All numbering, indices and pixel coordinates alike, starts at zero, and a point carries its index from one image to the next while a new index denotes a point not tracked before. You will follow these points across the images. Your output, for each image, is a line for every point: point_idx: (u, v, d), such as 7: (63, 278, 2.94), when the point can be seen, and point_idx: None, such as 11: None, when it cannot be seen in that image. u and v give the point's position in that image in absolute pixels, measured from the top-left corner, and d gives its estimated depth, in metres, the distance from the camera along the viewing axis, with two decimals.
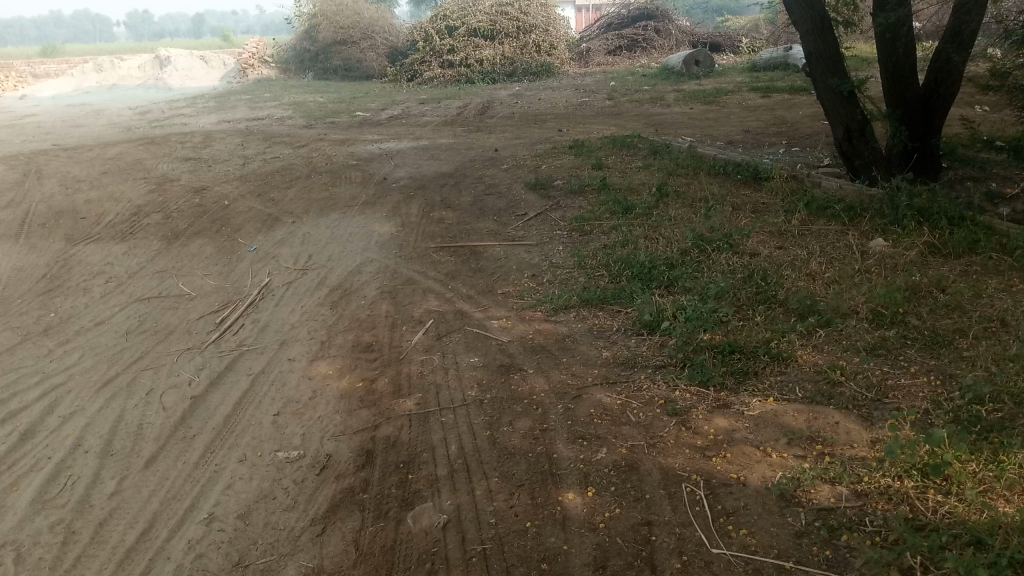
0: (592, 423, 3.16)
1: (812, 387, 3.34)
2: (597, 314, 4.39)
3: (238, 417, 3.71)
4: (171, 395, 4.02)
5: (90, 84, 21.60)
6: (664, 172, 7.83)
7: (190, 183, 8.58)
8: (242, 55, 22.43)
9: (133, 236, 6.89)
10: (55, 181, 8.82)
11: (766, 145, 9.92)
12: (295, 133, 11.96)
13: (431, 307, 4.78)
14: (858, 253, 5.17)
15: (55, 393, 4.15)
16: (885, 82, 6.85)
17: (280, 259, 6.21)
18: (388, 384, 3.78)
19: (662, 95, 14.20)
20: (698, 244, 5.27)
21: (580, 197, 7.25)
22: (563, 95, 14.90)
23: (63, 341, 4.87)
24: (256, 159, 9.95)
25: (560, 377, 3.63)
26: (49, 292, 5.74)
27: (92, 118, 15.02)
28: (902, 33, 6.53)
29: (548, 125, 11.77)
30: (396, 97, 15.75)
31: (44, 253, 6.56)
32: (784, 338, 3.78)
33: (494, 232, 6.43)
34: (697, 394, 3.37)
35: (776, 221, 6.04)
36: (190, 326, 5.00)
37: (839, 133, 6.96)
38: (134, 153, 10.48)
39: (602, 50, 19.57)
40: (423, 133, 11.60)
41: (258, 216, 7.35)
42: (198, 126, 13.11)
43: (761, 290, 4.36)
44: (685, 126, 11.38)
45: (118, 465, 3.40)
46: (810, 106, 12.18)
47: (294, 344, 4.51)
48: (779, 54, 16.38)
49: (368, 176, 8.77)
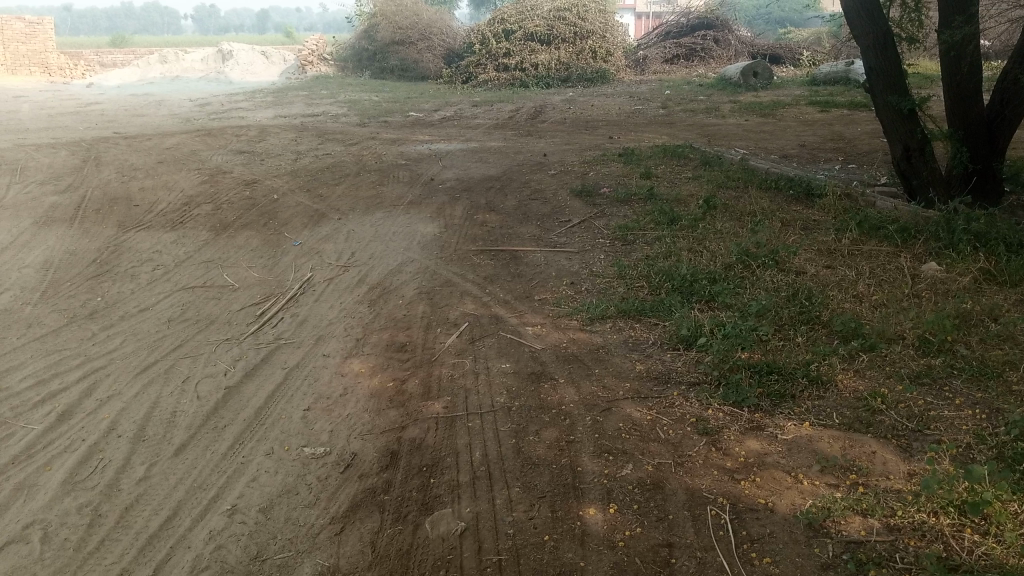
0: (620, 438, 3.11)
1: (850, 414, 3.23)
2: (634, 325, 4.33)
3: (269, 410, 3.75)
4: (206, 384, 4.07)
5: (154, 74, 22.17)
6: (713, 184, 7.71)
7: (242, 175, 8.72)
8: (302, 51, 22.83)
9: (183, 225, 7.03)
10: (112, 168, 9.05)
11: (820, 160, 9.72)
12: (348, 130, 12.11)
13: (468, 310, 4.77)
14: (908, 276, 5.04)
15: (95, 376, 4.24)
16: (949, 102, 6.63)
17: (323, 255, 6.27)
18: (417, 386, 3.77)
19: (717, 105, 14.04)
20: (743, 259, 5.17)
21: (626, 206, 7.19)
22: (617, 101, 14.83)
23: (107, 325, 4.97)
24: (307, 154, 10.10)
25: (590, 389, 3.58)
26: (98, 277, 5.87)
27: (153, 108, 15.40)
28: (968, 52, 6.35)
29: (599, 132, 11.72)
30: (449, 99, 15.84)
31: (96, 238, 6.72)
32: (824, 361, 3.68)
33: (537, 237, 6.40)
34: (731, 414, 3.29)
35: (826, 240, 5.90)
36: (231, 316, 5.07)
37: (897, 152, 6.78)
38: (190, 144, 10.72)
39: (659, 59, 19.42)
40: (474, 135, 11.63)
41: (305, 211, 7.44)
42: (254, 120, 13.35)
43: (804, 310, 4.25)
44: (739, 137, 11.22)
45: (149, 451, 3.45)
46: (869, 123, 11.92)
47: (330, 340, 4.54)
48: (839, 68, 16.09)
49: (416, 176, 8.83)
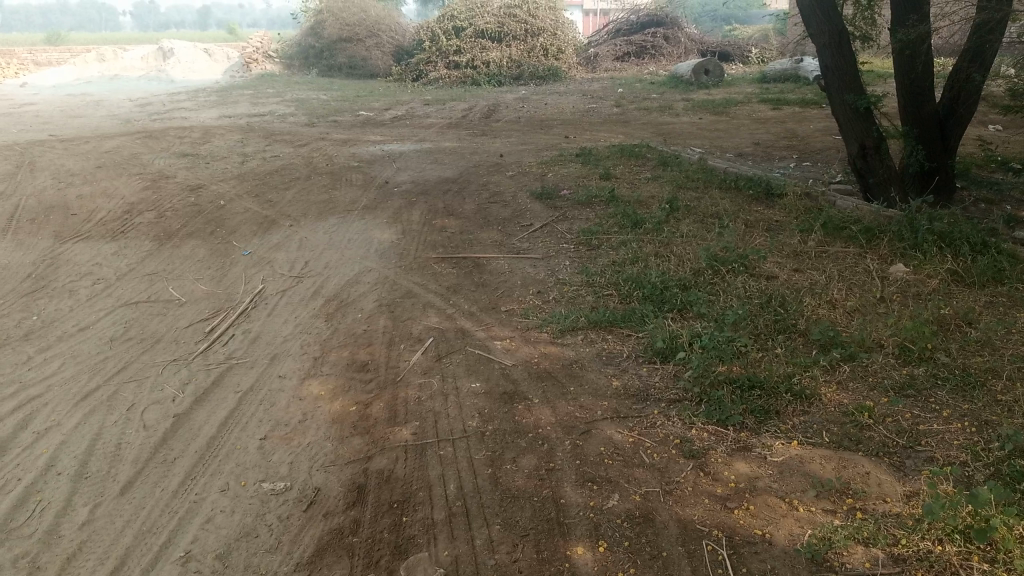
0: (603, 464, 2.93)
1: (838, 431, 3.11)
2: (607, 338, 4.17)
3: (223, 439, 3.49)
4: (153, 412, 3.79)
5: (91, 73, 21.39)
6: (673, 184, 7.61)
7: (187, 180, 8.35)
8: (247, 49, 22.29)
9: (124, 235, 6.66)
10: (47, 174, 8.59)
11: (776, 159, 9.71)
12: (297, 131, 11.76)
13: (431, 324, 4.56)
14: (877, 279, 4.97)
15: (30, 405, 3.91)
16: (902, 99, 6.60)
17: (275, 265, 5.99)
18: (383, 410, 3.54)
19: (671, 103, 14.00)
20: (712, 264, 5.05)
21: (587, 208, 7.03)
22: (570, 99, 14.72)
23: (43, 347, 4.63)
24: (255, 156, 9.74)
25: (567, 409, 3.39)
26: (33, 293, 5.50)
27: (92, 109, 14.81)
28: (923, 50, 6.34)
29: (554, 131, 11.56)
30: (400, 98, 15.53)
31: (31, 251, 6.33)
32: (806, 373, 3.56)
33: (499, 243, 6.21)
34: (715, 433, 3.13)
35: (792, 242, 5.82)
36: (178, 334, 4.77)
37: (853, 151, 6.72)
38: (131, 147, 10.27)
39: (610, 56, 19.36)
40: (427, 135, 11.38)
41: (254, 218, 7.13)
42: (198, 121, 12.90)
43: (780, 318, 4.13)
44: (694, 136, 11.16)
45: (92, 490, 3.17)
46: (822, 120, 11.97)
47: (285, 359, 4.28)
48: (788, 66, 16.20)
49: (369, 179, 8.56)
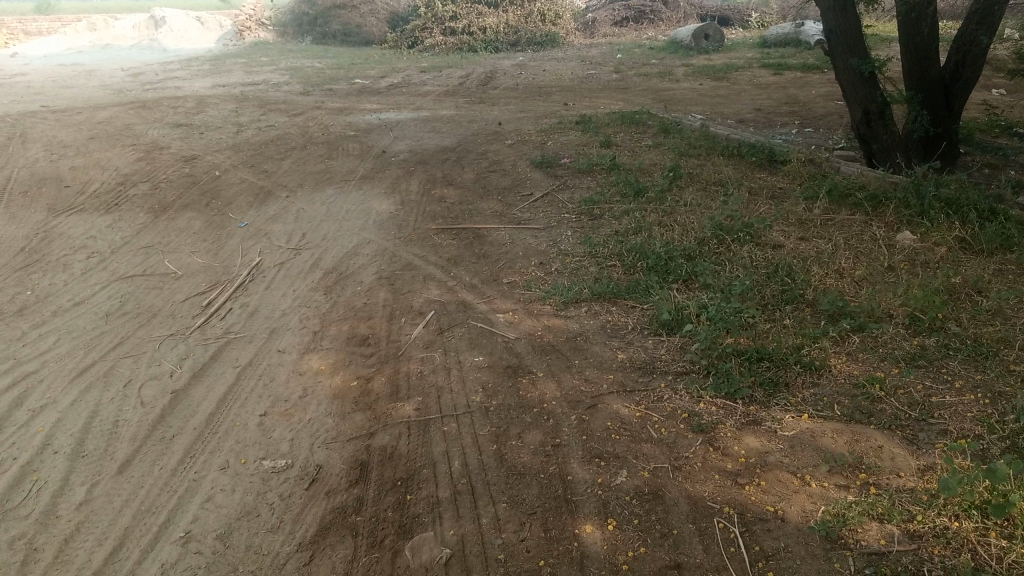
0: (610, 440, 2.87)
1: (849, 404, 3.05)
2: (611, 310, 4.10)
3: (222, 416, 3.43)
4: (150, 388, 3.72)
5: (82, 42, 21.07)
6: (675, 152, 7.50)
7: (181, 151, 8.21)
8: (240, 17, 22.01)
9: (118, 207, 6.56)
10: (39, 146, 8.46)
11: (778, 125, 9.57)
12: (292, 100, 11.59)
13: (432, 297, 4.48)
14: (884, 247, 4.88)
15: (25, 382, 3.84)
16: (905, 61, 6.43)
17: (273, 237, 5.90)
18: (384, 385, 3.48)
19: (671, 69, 13.79)
20: (717, 233, 4.96)
21: (588, 177, 6.93)
22: (569, 66, 14.52)
23: (37, 323, 4.55)
24: (250, 126, 9.60)
25: (572, 383, 3.33)
26: (26, 267, 5.42)
27: (83, 79, 14.60)
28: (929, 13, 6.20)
29: (552, 98, 11.39)
30: (396, 65, 15.31)
31: (24, 224, 6.23)
32: (815, 345, 3.49)
33: (499, 213, 6.11)
34: (724, 407, 3.08)
35: (797, 209, 5.72)
36: (175, 308, 4.70)
37: (857, 116, 6.59)
38: (124, 117, 10.12)
39: (608, 21, 19.03)
40: (424, 103, 11.22)
41: (250, 189, 7.01)
42: (192, 90, 12.71)
43: (787, 288, 4.06)
44: (695, 102, 11.00)
45: (89, 469, 3.11)
46: (824, 85, 11.80)
47: (284, 333, 4.21)
48: (789, 31, 15.94)
49: (366, 148, 8.42)
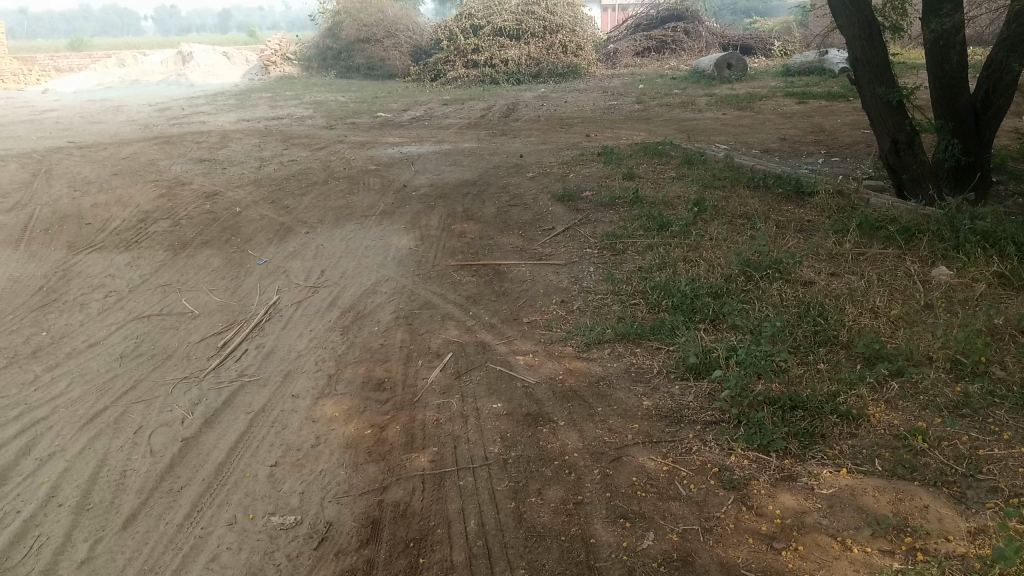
0: (635, 498, 2.73)
1: (890, 457, 2.87)
2: (635, 352, 3.95)
3: (232, 466, 3.31)
4: (160, 436, 3.62)
5: (112, 78, 21.43)
6: (699, 184, 7.35)
7: (203, 187, 8.21)
8: (266, 52, 22.33)
9: (138, 245, 6.53)
10: (63, 182, 8.49)
11: (804, 155, 9.41)
12: (314, 134, 11.62)
13: (450, 337, 4.35)
14: (920, 283, 4.69)
15: (34, 429, 3.76)
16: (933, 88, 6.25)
17: (291, 274, 5.82)
18: (399, 434, 3.35)
19: (694, 99, 13.69)
20: (745, 269, 4.81)
21: (611, 210, 6.80)
22: (591, 97, 14.47)
23: (51, 365, 4.48)
24: (273, 161, 9.61)
25: (595, 433, 3.18)
26: (44, 307, 5.38)
27: (111, 114, 14.78)
28: (958, 41, 6.04)
29: (575, 129, 11.32)
30: (418, 98, 15.36)
31: (43, 262, 6.21)
32: (851, 392, 3.31)
33: (519, 248, 6.00)
34: (757, 460, 2.91)
35: (827, 243, 5.55)
36: (190, 350, 4.61)
37: (885, 145, 6.42)
38: (148, 153, 10.18)
39: (630, 51, 19.11)
40: (445, 136, 11.19)
41: (270, 225, 6.96)
42: (217, 125, 12.80)
43: (820, 329, 3.89)
44: (719, 132, 10.87)
45: (93, 524, 3.00)
46: (850, 114, 11.63)
47: (299, 376, 4.10)
48: (812, 59, 15.82)
49: (387, 182, 8.37)
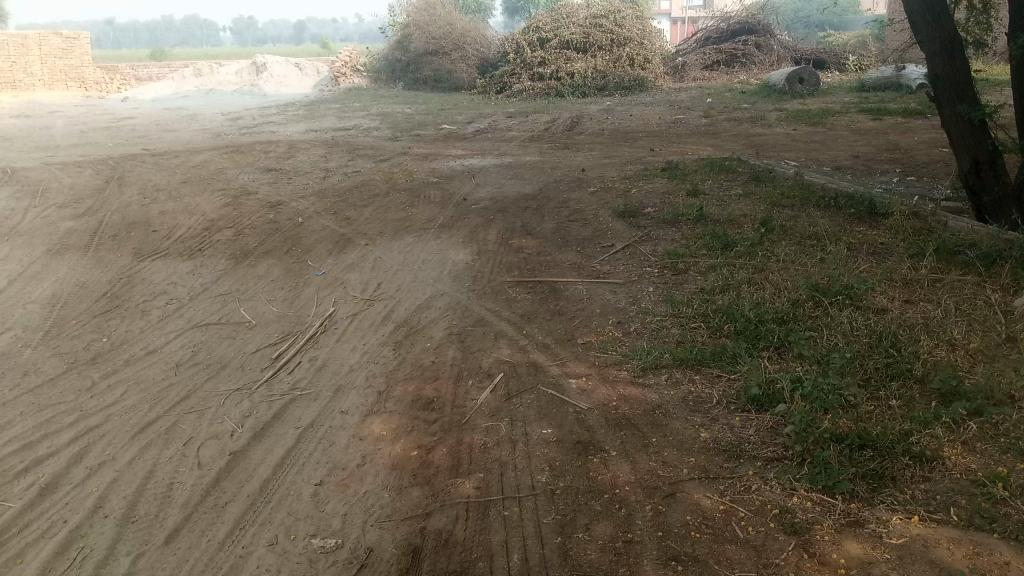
0: (689, 539, 2.61)
1: (968, 506, 2.67)
2: (693, 379, 3.79)
3: (277, 483, 3.28)
4: (209, 448, 3.61)
5: (189, 87, 22.07)
6: (766, 202, 7.11)
7: (267, 197, 8.31)
8: (336, 63, 22.73)
9: (201, 253, 6.63)
10: (135, 189, 8.71)
11: (877, 173, 9.06)
12: (379, 145, 11.72)
13: (502, 357, 4.26)
14: (1002, 314, 4.40)
15: (87, 437, 3.80)
16: (1017, 108, 5.92)
17: (348, 286, 5.83)
18: (445, 457, 3.27)
19: (763, 114, 13.37)
20: (813, 294, 4.59)
21: (673, 228, 6.63)
22: (657, 110, 14.28)
23: (109, 372, 4.55)
24: (337, 171, 9.70)
25: (648, 465, 3.05)
26: (107, 313, 5.48)
27: (185, 123, 15.20)
28: None
29: (639, 144, 11.16)
30: (483, 110, 15.39)
31: (110, 268, 6.35)
32: (925, 431, 3.10)
33: (577, 265, 5.88)
34: (821, 503, 2.74)
35: (900, 268, 5.29)
36: (244, 360, 4.62)
37: (964, 165, 6.09)
38: (218, 162, 10.40)
39: (698, 65, 18.83)
40: (508, 149, 11.15)
41: (330, 236, 7.00)
42: (285, 135, 13.04)
43: (892, 362, 3.67)
44: (788, 148, 10.57)
45: (136, 538, 3.00)
46: (928, 131, 11.18)
47: (350, 392, 4.06)
48: (889, 74, 15.32)
49: (448, 195, 8.35)
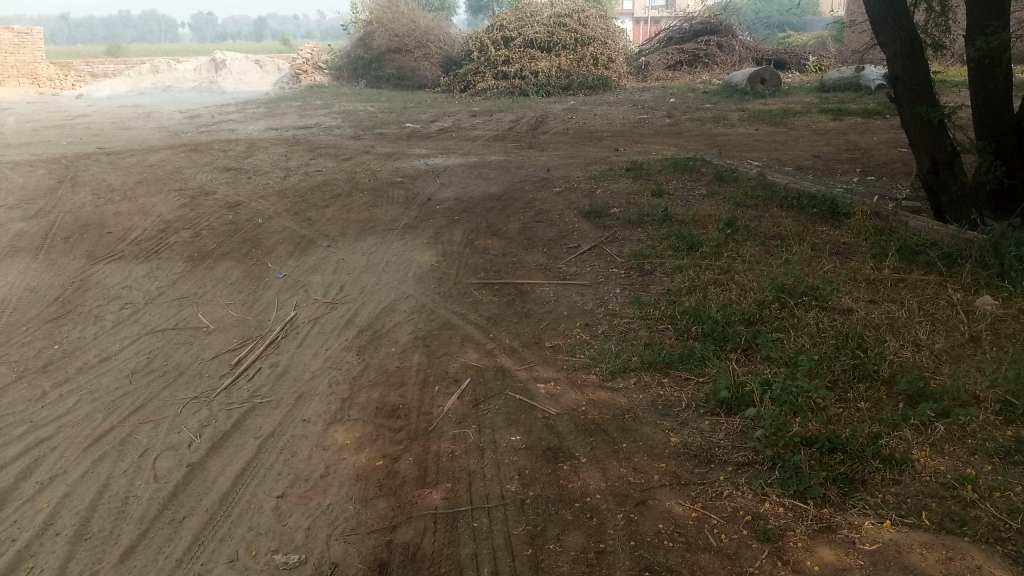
0: (662, 548, 2.57)
1: (939, 509, 2.66)
2: (662, 382, 3.76)
3: (237, 496, 3.17)
4: (165, 460, 3.48)
5: (145, 84, 21.61)
6: (730, 202, 7.13)
7: (227, 197, 8.13)
8: (297, 60, 22.43)
9: (158, 256, 6.45)
10: (88, 190, 8.46)
11: (838, 173, 9.15)
12: (342, 144, 11.56)
13: (468, 361, 4.19)
14: (964, 314, 4.43)
15: (37, 450, 3.65)
16: (974, 108, 5.98)
17: (309, 289, 5.71)
18: (411, 466, 3.19)
19: (726, 114, 13.46)
20: (778, 295, 4.59)
21: (639, 228, 6.62)
22: (621, 110, 14.31)
23: (60, 381, 4.38)
24: (298, 171, 9.53)
25: (619, 472, 3.01)
26: (59, 319, 5.30)
27: (141, 121, 14.85)
28: (1003, 60, 5.76)
29: (603, 143, 11.16)
30: (447, 109, 15.28)
31: (62, 272, 6.15)
32: (894, 433, 3.10)
33: (544, 267, 5.83)
34: (793, 508, 2.72)
35: (864, 268, 5.32)
36: (202, 367, 4.49)
37: (923, 166, 6.15)
38: (175, 161, 10.16)
39: (661, 65, 18.93)
40: (472, 148, 11.06)
41: (292, 237, 6.86)
42: (245, 133, 12.81)
43: (859, 363, 3.67)
44: (750, 148, 10.65)
45: (89, 557, 2.88)
46: (887, 132, 11.34)
47: (312, 399, 3.95)
48: (848, 75, 15.52)
49: (412, 195, 8.25)
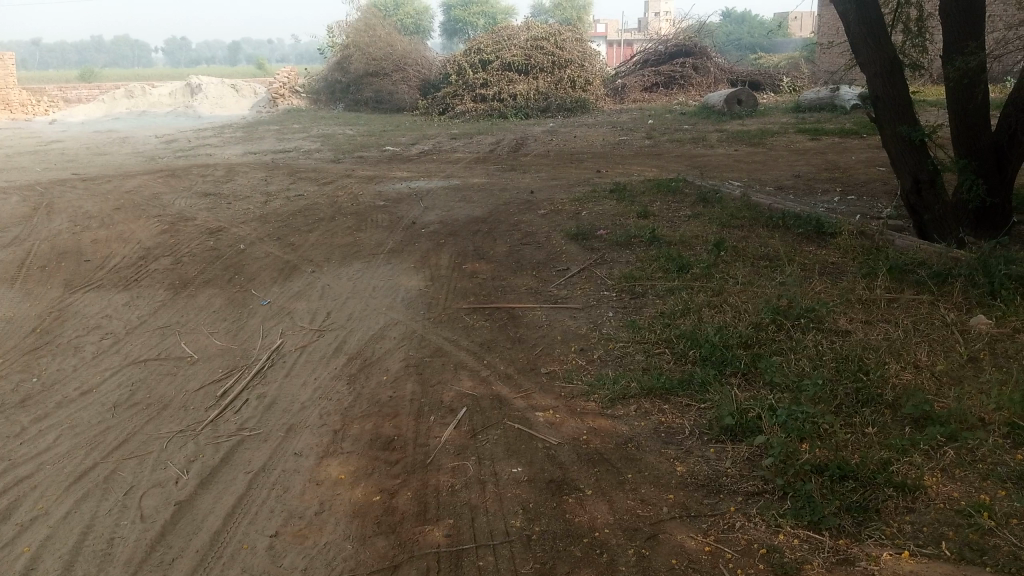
0: None
1: (957, 539, 2.59)
2: (663, 408, 3.68)
3: (229, 535, 3.04)
4: (152, 499, 3.34)
5: (120, 109, 21.41)
6: (717, 223, 7.11)
7: (207, 223, 7.98)
8: (274, 84, 22.33)
9: (138, 284, 6.29)
10: (64, 217, 8.28)
11: (820, 192, 9.18)
12: (322, 167, 11.45)
13: (463, 390, 4.09)
14: (959, 333, 4.40)
15: (16, 490, 3.49)
16: (953, 128, 6.00)
17: (295, 316, 5.58)
18: (410, 502, 3.08)
19: (705, 135, 13.54)
20: (774, 317, 4.54)
21: (627, 250, 6.57)
22: (600, 131, 14.35)
23: (39, 415, 4.23)
24: (278, 195, 9.41)
25: (627, 504, 2.92)
26: (36, 350, 5.13)
27: (116, 146, 14.65)
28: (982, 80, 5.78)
29: (585, 165, 11.15)
30: (426, 131, 15.25)
31: (39, 302, 5.98)
32: (904, 459, 3.04)
33: (534, 290, 5.75)
34: (809, 540, 2.65)
35: (856, 288, 5.30)
36: (187, 399, 4.35)
37: (906, 184, 6.15)
38: (152, 186, 10.01)
39: (638, 86, 19.06)
40: (454, 171, 11.01)
41: (275, 263, 6.73)
42: (223, 158, 12.68)
43: (862, 387, 3.62)
44: (731, 168, 10.68)
45: None
46: (864, 151, 11.42)
47: (303, 431, 3.83)
48: (823, 95, 15.68)
49: (395, 219, 8.16)
